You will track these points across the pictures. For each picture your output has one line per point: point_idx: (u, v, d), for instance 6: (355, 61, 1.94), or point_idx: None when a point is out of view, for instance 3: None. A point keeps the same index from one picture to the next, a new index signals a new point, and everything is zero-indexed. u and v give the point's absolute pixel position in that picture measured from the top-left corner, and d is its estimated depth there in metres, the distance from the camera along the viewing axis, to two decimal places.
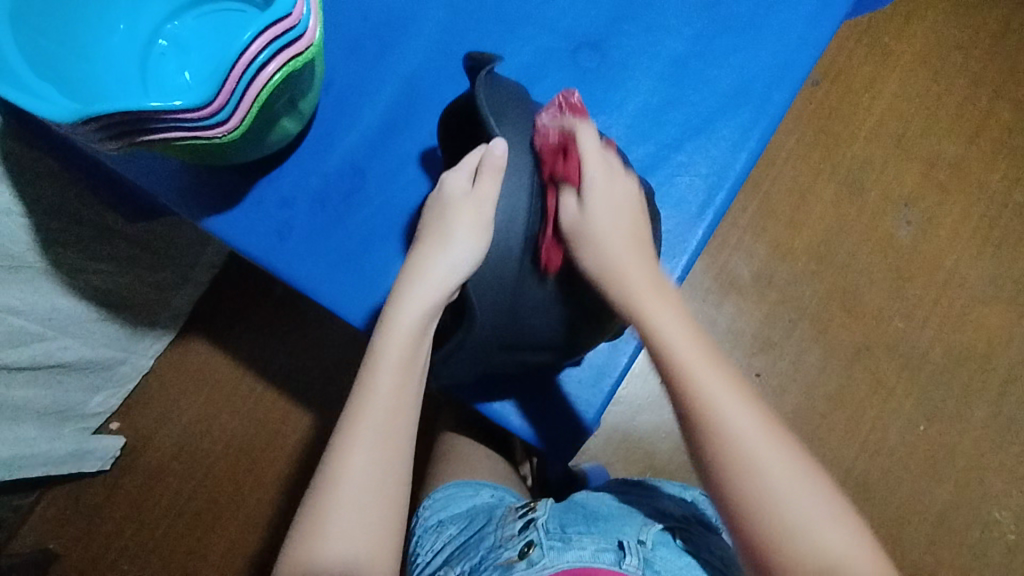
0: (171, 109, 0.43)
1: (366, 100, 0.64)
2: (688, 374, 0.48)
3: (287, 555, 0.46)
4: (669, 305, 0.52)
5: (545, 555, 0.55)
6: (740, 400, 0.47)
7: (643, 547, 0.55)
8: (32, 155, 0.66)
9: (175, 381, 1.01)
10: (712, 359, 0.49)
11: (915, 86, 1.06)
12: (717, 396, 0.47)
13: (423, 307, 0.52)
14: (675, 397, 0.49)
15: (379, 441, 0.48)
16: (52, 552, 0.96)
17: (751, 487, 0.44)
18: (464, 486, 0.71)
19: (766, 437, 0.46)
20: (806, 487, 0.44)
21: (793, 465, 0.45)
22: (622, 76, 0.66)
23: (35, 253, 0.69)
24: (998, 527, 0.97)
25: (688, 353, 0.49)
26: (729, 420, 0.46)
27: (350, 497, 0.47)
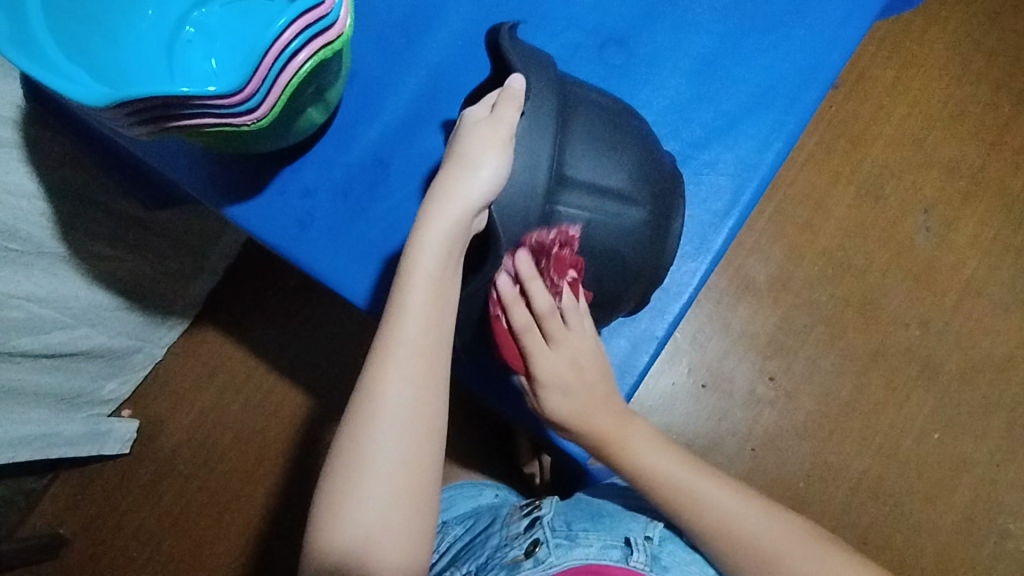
0: (202, 95, 0.43)
1: (392, 90, 0.64)
2: (624, 451, 0.57)
3: (325, 500, 0.46)
4: (639, 433, 0.58)
5: (552, 553, 0.55)
6: (662, 451, 0.58)
7: (649, 543, 0.56)
8: (52, 140, 0.67)
9: (188, 370, 1.01)
10: (634, 423, 0.58)
11: (937, 92, 1.05)
12: (691, 488, 0.56)
13: (445, 240, 0.48)
14: (655, 497, 0.57)
15: (404, 383, 0.47)
16: (63, 537, 0.97)
17: (706, 523, 0.55)
18: (467, 488, 0.72)
19: (690, 473, 0.57)
20: (732, 499, 0.56)
21: (715, 483, 0.56)
22: (649, 73, 0.65)
23: (55, 238, 0.69)
24: (1010, 538, 0.96)
25: (662, 468, 0.56)
26: (668, 477, 0.56)
27: (380, 440, 0.46)
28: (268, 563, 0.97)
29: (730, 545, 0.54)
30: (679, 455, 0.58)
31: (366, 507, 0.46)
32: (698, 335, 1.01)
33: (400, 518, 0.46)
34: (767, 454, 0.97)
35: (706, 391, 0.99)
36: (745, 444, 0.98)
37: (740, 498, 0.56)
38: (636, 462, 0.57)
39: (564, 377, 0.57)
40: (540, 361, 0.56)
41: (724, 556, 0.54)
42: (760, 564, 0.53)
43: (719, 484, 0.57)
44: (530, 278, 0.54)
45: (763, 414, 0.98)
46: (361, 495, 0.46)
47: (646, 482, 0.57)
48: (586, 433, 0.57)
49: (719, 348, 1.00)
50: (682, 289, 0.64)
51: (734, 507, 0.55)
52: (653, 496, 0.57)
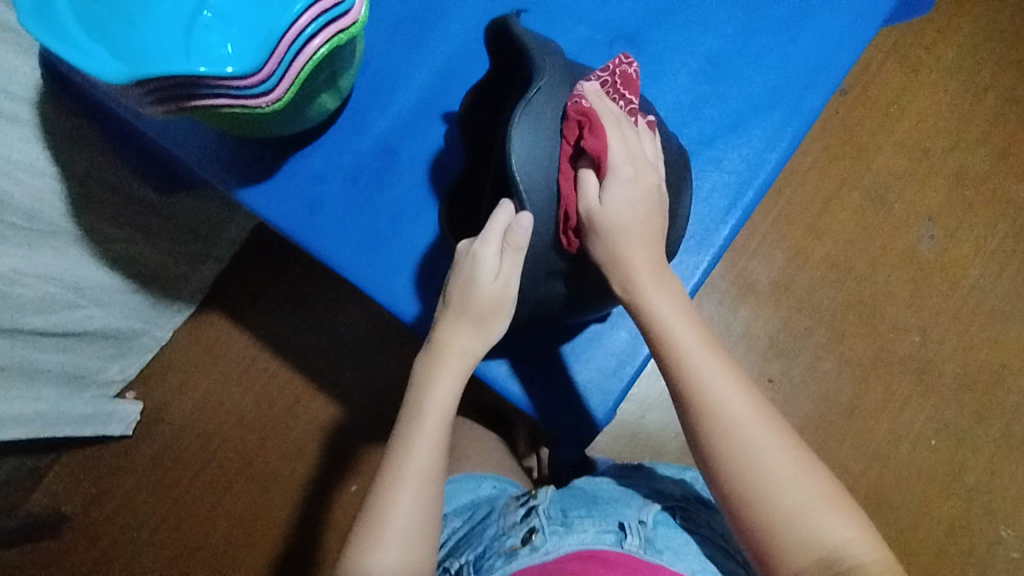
0: (219, 75, 0.44)
1: (403, 80, 0.65)
2: (668, 333, 0.52)
3: (348, 572, 0.50)
4: (664, 288, 0.53)
5: (548, 540, 0.55)
6: (712, 355, 0.52)
7: (643, 527, 0.56)
8: (68, 121, 0.68)
9: (192, 354, 1.02)
10: (688, 315, 0.53)
11: (945, 100, 1.06)
12: (698, 365, 0.51)
13: (468, 346, 0.53)
14: (661, 360, 0.52)
15: (425, 470, 0.52)
16: (64, 516, 0.98)
17: (728, 441, 0.49)
18: (467, 480, 0.71)
19: (736, 390, 0.51)
20: (771, 435, 0.50)
21: (759, 412, 0.51)
22: (657, 70, 0.66)
23: (67, 218, 0.70)
24: (1003, 546, 0.96)
25: (674, 320, 0.52)
26: (709, 381, 0.51)
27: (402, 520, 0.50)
28: (265, 547, 0.98)
29: (745, 471, 0.49)
30: (700, 327, 0.53)
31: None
32: None
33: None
34: None
35: None
36: None
37: (780, 435, 0.50)
38: (651, 311, 0.52)
39: (637, 206, 0.53)
40: (620, 190, 0.52)
41: (727, 479, 0.50)
42: (743, 458, 0.49)
43: (764, 415, 0.51)
44: (608, 116, 0.53)
45: None
46: (382, 572, 0.49)
47: (679, 375, 0.51)
48: (634, 290, 0.53)
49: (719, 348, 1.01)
50: (685, 281, 0.64)
51: (767, 440, 0.50)
52: (678, 389, 0.52)
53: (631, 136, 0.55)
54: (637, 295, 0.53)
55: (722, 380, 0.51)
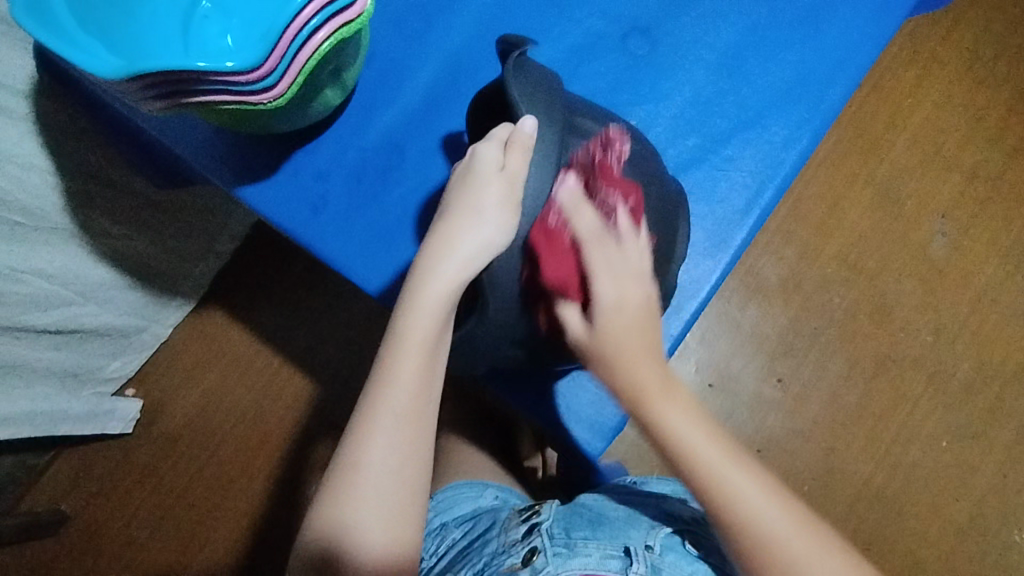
0: (219, 70, 0.42)
1: (410, 74, 0.63)
2: (687, 447, 0.47)
3: (322, 504, 0.47)
4: (679, 401, 0.48)
5: (550, 563, 0.54)
6: (734, 463, 0.47)
7: (650, 553, 0.55)
8: (65, 115, 0.66)
9: (192, 351, 1.00)
10: (698, 420, 0.48)
11: (960, 94, 1.03)
12: (725, 476, 0.46)
13: (453, 270, 0.49)
14: (679, 471, 0.48)
15: (408, 402, 0.48)
16: (64, 514, 0.97)
17: (765, 555, 0.45)
18: (468, 488, 0.70)
19: (766, 494, 0.46)
20: (807, 544, 0.45)
21: (793, 520, 0.46)
22: (672, 63, 0.64)
23: (63, 213, 0.68)
24: (1014, 549, 0.95)
25: (691, 432, 0.47)
26: (738, 493, 0.46)
27: (380, 454, 0.47)
28: (266, 547, 0.96)
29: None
30: (718, 433, 0.49)
31: (361, 522, 0.46)
32: (706, 333, 1.00)
33: (387, 541, 0.46)
34: (772, 456, 0.97)
35: (713, 390, 0.98)
36: (750, 446, 0.97)
37: (820, 543, 0.46)
38: (660, 426, 0.48)
39: (626, 301, 0.49)
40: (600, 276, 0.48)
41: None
42: (797, 574, 0.45)
43: (805, 524, 0.46)
44: (586, 225, 0.48)
45: (770, 416, 0.97)
46: (357, 507, 0.46)
47: (705, 484, 0.46)
48: (644, 407, 0.48)
49: (727, 348, 0.99)
50: (699, 287, 0.62)
51: (803, 544, 0.45)
52: (708, 504, 0.46)
53: (621, 236, 0.49)
54: (648, 402, 0.48)
55: (751, 488, 0.46)
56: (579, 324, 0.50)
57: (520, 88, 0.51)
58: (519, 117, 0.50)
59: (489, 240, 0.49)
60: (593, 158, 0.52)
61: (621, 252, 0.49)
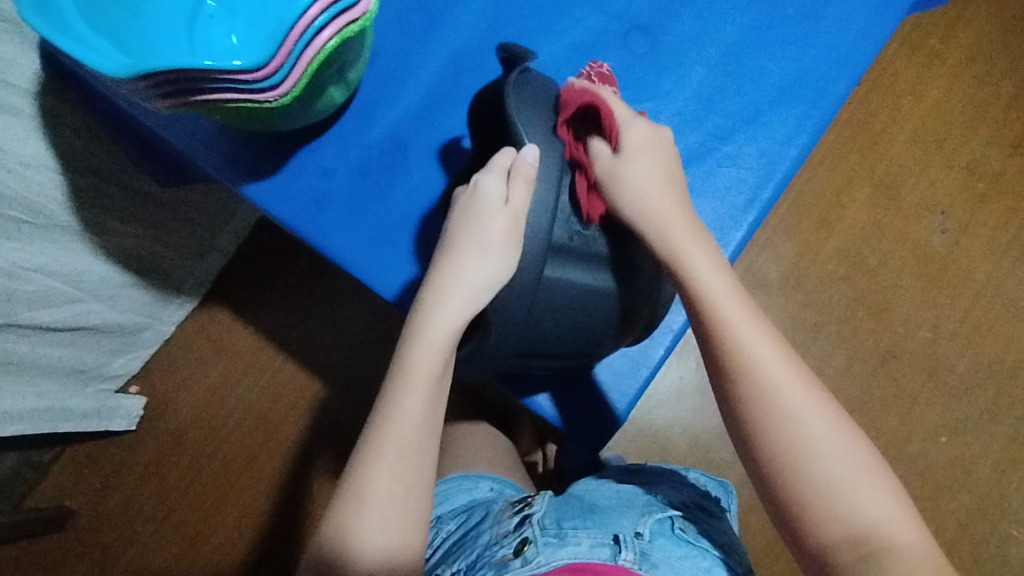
0: (226, 69, 0.42)
1: (413, 73, 0.63)
2: (712, 302, 0.53)
3: (330, 533, 0.46)
4: (709, 255, 0.55)
5: (540, 552, 0.54)
6: (754, 322, 0.52)
7: (640, 540, 0.55)
8: (70, 113, 0.67)
9: (195, 348, 1.01)
10: (730, 283, 0.54)
11: (960, 91, 1.04)
12: (739, 330, 0.52)
13: (458, 302, 0.50)
14: (699, 323, 0.54)
15: (414, 430, 0.48)
16: (69, 510, 0.97)
17: (762, 399, 0.50)
18: (463, 480, 0.71)
19: (776, 354, 0.51)
20: (810, 406, 0.49)
21: (801, 383, 0.50)
22: (673, 61, 0.65)
23: (68, 211, 0.69)
24: (1013, 542, 0.95)
25: (716, 284, 0.53)
26: (749, 344, 0.51)
27: (386, 482, 0.47)
28: (270, 542, 0.97)
29: (778, 440, 0.49)
30: (747, 298, 0.54)
31: (368, 551, 0.46)
32: None
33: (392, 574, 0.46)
34: None
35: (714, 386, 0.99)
36: None
37: (813, 393, 0.50)
38: (689, 274, 0.54)
39: (648, 184, 0.56)
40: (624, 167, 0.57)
41: (761, 448, 0.49)
42: (782, 421, 0.49)
43: (812, 389, 0.50)
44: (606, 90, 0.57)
45: None
46: (364, 537, 0.46)
47: (717, 331, 0.52)
48: (678, 265, 0.54)
49: None
50: None
51: (807, 409, 0.49)
52: (717, 348, 0.52)
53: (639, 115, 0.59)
54: (680, 260, 0.54)
55: (762, 345, 0.51)
56: (611, 155, 0.57)
57: (522, 136, 0.53)
58: (520, 142, 0.53)
59: (494, 274, 0.51)
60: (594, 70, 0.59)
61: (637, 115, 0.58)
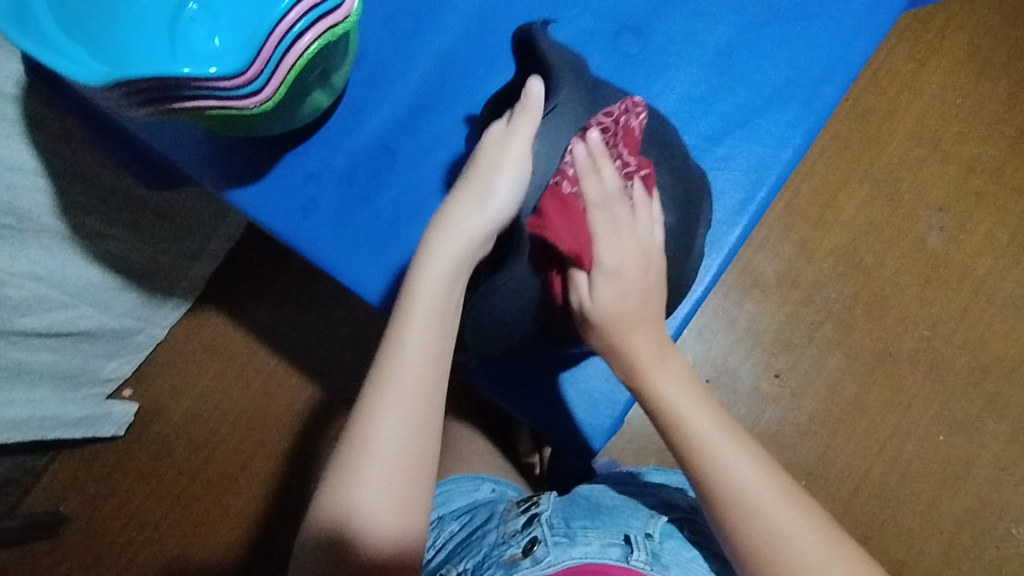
0: (204, 76, 0.41)
1: (400, 75, 0.63)
2: (678, 415, 0.51)
3: (356, 408, 0.46)
4: (673, 371, 0.52)
5: (550, 552, 0.53)
6: (731, 442, 0.50)
7: (650, 541, 0.54)
8: (55, 118, 0.66)
9: (188, 351, 1.00)
10: (698, 396, 0.52)
11: (958, 87, 1.02)
12: (706, 439, 0.50)
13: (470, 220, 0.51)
14: (662, 431, 0.52)
15: (443, 312, 0.49)
16: (63, 515, 0.97)
17: (747, 514, 0.47)
18: (464, 480, 0.70)
19: (755, 479, 0.48)
20: (815, 541, 0.46)
21: (785, 498, 0.48)
22: (665, 62, 0.64)
23: (54, 216, 0.68)
24: (1012, 542, 0.95)
25: (682, 401, 0.51)
26: (723, 467, 0.48)
27: (415, 359, 0.47)
28: (265, 547, 0.96)
29: (754, 553, 0.46)
30: (718, 417, 0.51)
31: (390, 426, 0.45)
32: (703, 329, 1.00)
33: (410, 454, 0.45)
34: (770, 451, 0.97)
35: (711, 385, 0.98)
36: None
37: (803, 523, 0.47)
38: (657, 392, 0.52)
39: (625, 266, 0.53)
40: (607, 244, 0.52)
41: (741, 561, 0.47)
42: (770, 545, 0.46)
43: (811, 524, 0.47)
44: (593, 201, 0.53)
45: (767, 412, 0.97)
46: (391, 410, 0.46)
47: (686, 447, 0.50)
48: (638, 375, 0.52)
49: (723, 344, 0.99)
50: (693, 287, 0.62)
51: (813, 545, 0.46)
52: (680, 454, 0.50)
53: (622, 212, 0.53)
54: (641, 376, 0.52)
55: (734, 460, 0.49)
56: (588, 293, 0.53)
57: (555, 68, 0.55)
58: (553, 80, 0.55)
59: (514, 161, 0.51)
60: (615, 122, 0.54)
61: (618, 215, 0.53)
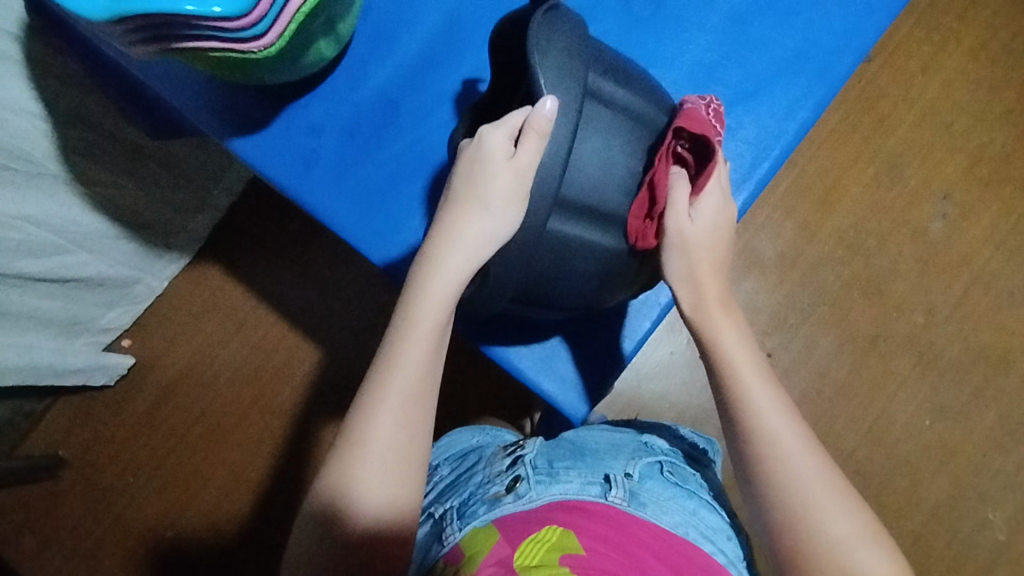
0: (208, 15, 0.41)
1: (408, 29, 0.62)
2: (725, 354, 0.55)
3: (368, 371, 0.51)
4: (733, 322, 0.57)
5: (531, 488, 0.55)
6: (771, 394, 0.53)
7: (629, 481, 0.56)
8: (58, 60, 0.65)
9: (187, 305, 1.01)
10: (751, 348, 0.56)
11: (974, 73, 1.01)
12: (747, 380, 0.54)
13: (489, 193, 0.51)
14: (711, 367, 0.56)
15: (463, 260, 0.51)
16: (61, 458, 0.99)
17: (770, 462, 0.51)
18: (460, 433, 0.71)
19: (787, 427, 0.52)
20: (819, 479, 0.49)
21: (807, 448, 0.51)
22: (676, 28, 0.63)
23: (56, 160, 0.68)
24: (989, 526, 0.97)
25: (735, 346, 0.55)
26: (759, 407, 0.52)
27: (431, 310, 0.51)
28: (258, 498, 0.99)
29: (776, 491, 0.49)
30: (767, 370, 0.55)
31: (401, 368, 0.50)
32: None
33: (420, 393, 0.50)
34: None
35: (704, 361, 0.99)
36: None
37: (819, 473, 0.49)
38: (714, 336, 0.56)
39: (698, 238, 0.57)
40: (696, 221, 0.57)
41: (770, 503, 0.49)
42: (786, 482, 0.49)
43: (822, 464, 0.50)
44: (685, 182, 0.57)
45: None
46: (404, 357, 0.50)
47: (731, 391, 0.54)
48: (699, 316, 0.57)
49: None
50: None
51: (821, 490, 0.49)
52: (724, 391, 0.54)
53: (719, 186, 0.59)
54: (703, 318, 0.57)
55: (766, 402, 0.52)
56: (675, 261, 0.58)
57: (552, 37, 0.49)
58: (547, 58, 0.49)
59: (540, 130, 0.48)
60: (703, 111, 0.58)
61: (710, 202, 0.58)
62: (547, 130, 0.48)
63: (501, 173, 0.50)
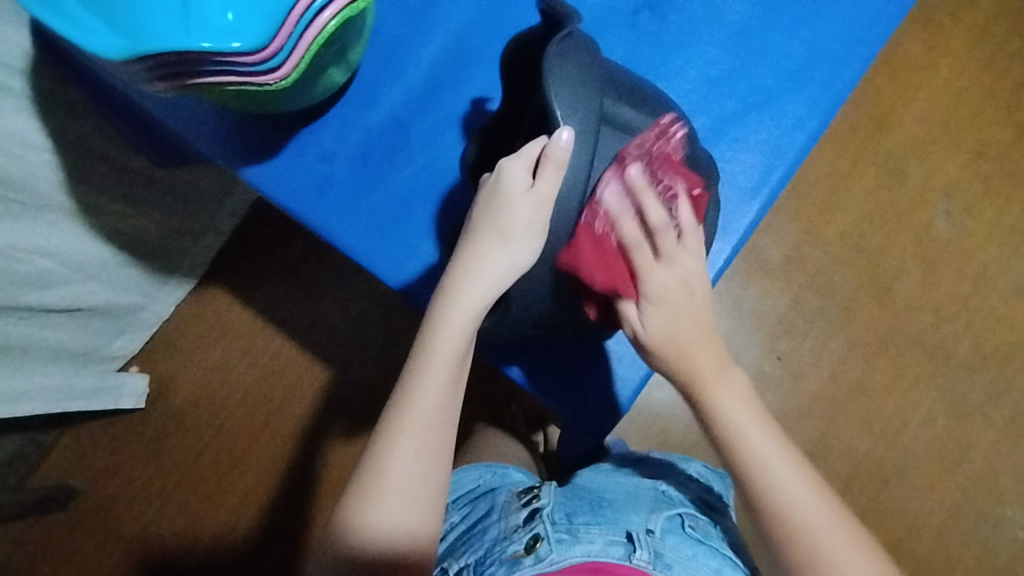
0: (228, 50, 0.41)
1: (415, 52, 0.62)
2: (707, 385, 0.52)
3: (388, 399, 0.51)
4: (716, 352, 0.54)
5: (553, 550, 0.54)
6: (758, 423, 0.52)
7: (651, 538, 0.55)
8: (63, 93, 0.65)
9: (194, 329, 1.00)
10: (735, 377, 0.53)
11: (969, 71, 1.02)
12: (733, 413, 0.52)
13: (509, 221, 0.51)
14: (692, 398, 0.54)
15: (483, 290, 0.51)
16: (72, 489, 0.98)
17: (761, 495, 0.49)
18: (468, 470, 0.71)
19: (790, 471, 0.50)
20: (817, 511, 0.49)
21: (801, 478, 0.50)
22: (681, 42, 0.63)
23: (63, 192, 0.68)
24: (1006, 524, 0.97)
25: (721, 375, 0.53)
26: (746, 438, 0.51)
27: (452, 339, 0.50)
28: (272, 524, 0.98)
29: (771, 521, 0.49)
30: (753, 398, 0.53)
31: (421, 398, 0.49)
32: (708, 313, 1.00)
33: (439, 426, 0.50)
34: None
35: None
36: None
37: (815, 500, 0.49)
38: (694, 368, 0.53)
39: (672, 295, 0.53)
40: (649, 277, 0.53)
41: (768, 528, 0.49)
42: (782, 513, 0.49)
43: (818, 495, 0.50)
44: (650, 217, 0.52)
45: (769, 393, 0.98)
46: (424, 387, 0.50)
47: (712, 419, 0.52)
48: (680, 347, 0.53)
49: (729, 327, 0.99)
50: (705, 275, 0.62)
51: (819, 520, 0.48)
52: (710, 424, 0.52)
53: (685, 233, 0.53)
54: (679, 348, 0.53)
55: (755, 437, 0.51)
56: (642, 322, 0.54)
57: (568, 61, 0.49)
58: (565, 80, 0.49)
59: (557, 160, 0.48)
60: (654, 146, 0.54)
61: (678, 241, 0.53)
62: (564, 160, 0.48)
63: (520, 202, 0.50)
